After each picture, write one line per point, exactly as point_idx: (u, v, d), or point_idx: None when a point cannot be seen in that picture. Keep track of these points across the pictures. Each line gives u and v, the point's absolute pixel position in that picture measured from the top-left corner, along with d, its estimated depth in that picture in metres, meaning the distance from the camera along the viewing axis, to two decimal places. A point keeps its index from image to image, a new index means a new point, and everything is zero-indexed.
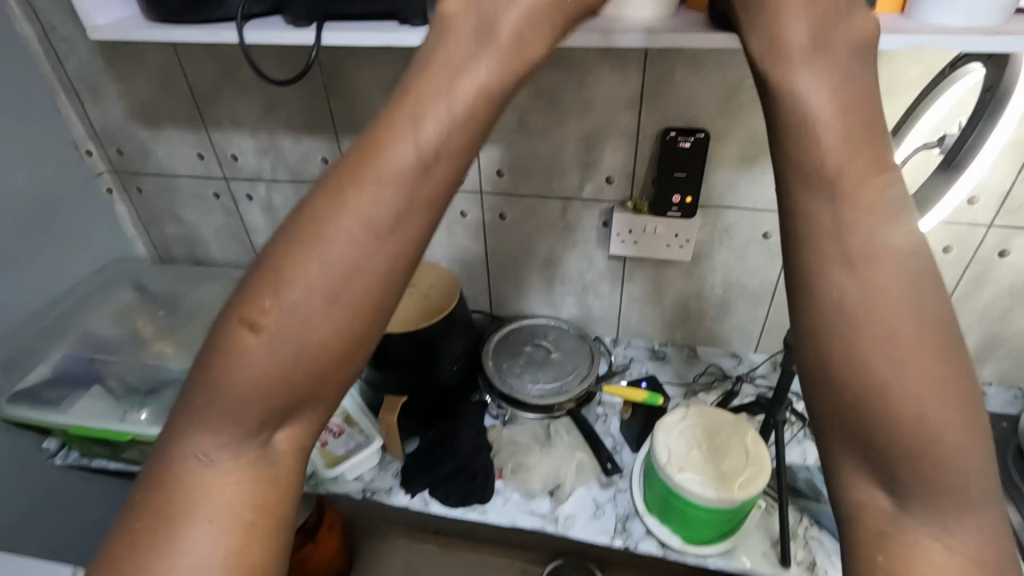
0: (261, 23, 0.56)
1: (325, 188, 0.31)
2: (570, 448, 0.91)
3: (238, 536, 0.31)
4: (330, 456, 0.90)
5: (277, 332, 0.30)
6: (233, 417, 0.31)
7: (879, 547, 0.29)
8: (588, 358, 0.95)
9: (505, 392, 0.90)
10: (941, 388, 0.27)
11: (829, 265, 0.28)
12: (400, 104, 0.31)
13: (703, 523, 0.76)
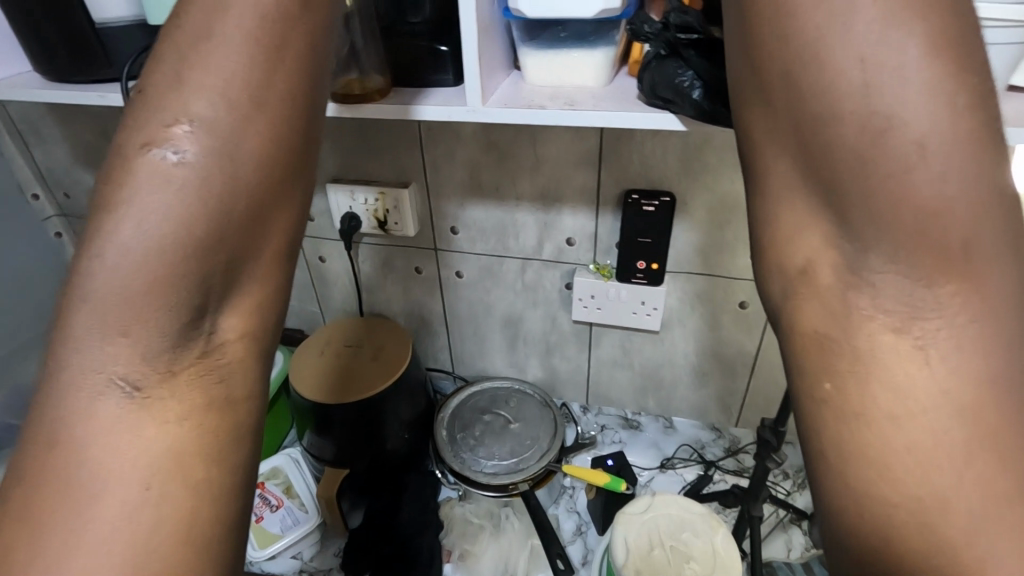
0: (145, 85, 0.58)
1: (186, 82, 0.35)
2: (525, 532, 0.83)
3: (172, 499, 0.34)
4: (264, 534, 0.82)
5: (177, 215, 0.34)
6: (149, 309, 0.34)
7: (835, 339, 0.35)
8: (550, 429, 0.87)
9: (456, 469, 0.81)
10: (952, 183, 0.31)
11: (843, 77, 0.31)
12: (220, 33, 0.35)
13: None
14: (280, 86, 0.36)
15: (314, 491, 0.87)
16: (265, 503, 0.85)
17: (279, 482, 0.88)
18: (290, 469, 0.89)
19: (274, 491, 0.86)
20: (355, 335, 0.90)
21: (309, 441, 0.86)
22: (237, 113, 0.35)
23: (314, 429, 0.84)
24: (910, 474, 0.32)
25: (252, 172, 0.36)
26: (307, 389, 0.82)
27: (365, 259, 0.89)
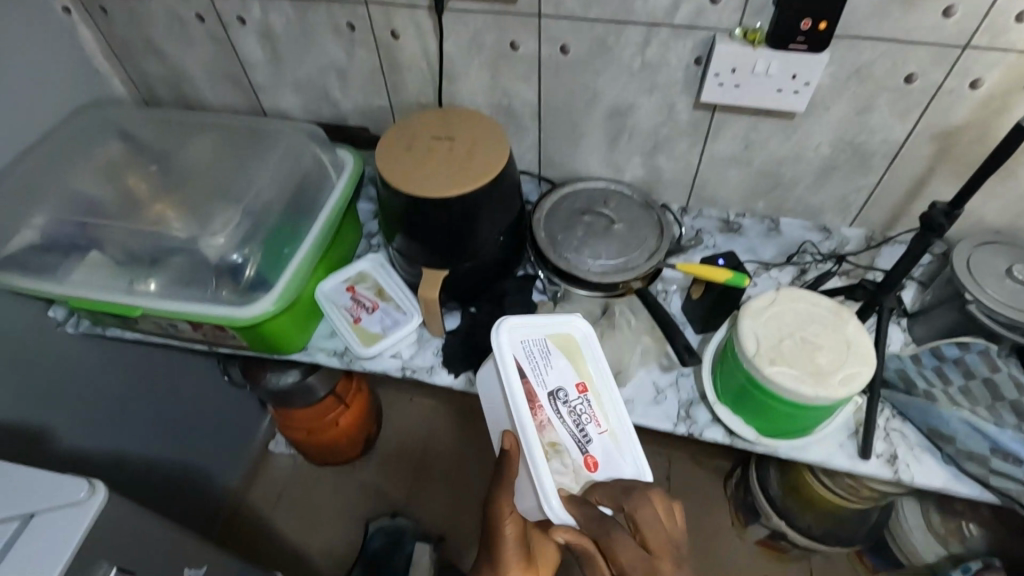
0: None
1: None
2: (637, 331, 0.82)
3: None
4: (366, 334, 0.82)
5: None
6: None
7: None
8: (656, 230, 0.82)
9: (562, 268, 0.78)
10: None
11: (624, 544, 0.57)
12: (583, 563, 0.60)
13: (784, 418, 0.68)
14: None
15: (411, 296, 0.86)
16: (359, 305, 0.84)
17: (371, 287, 0.86)
18: (380, 274, 0.87)
19: (367, 296, 0.85)
20: (439, 127, 0.80)
21: (397, 242, 0.81)
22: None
23: (405, 228, 0.78)
24: None
25: None
26: (402, 184, 0.74)
27: (450, 33, 0.75)
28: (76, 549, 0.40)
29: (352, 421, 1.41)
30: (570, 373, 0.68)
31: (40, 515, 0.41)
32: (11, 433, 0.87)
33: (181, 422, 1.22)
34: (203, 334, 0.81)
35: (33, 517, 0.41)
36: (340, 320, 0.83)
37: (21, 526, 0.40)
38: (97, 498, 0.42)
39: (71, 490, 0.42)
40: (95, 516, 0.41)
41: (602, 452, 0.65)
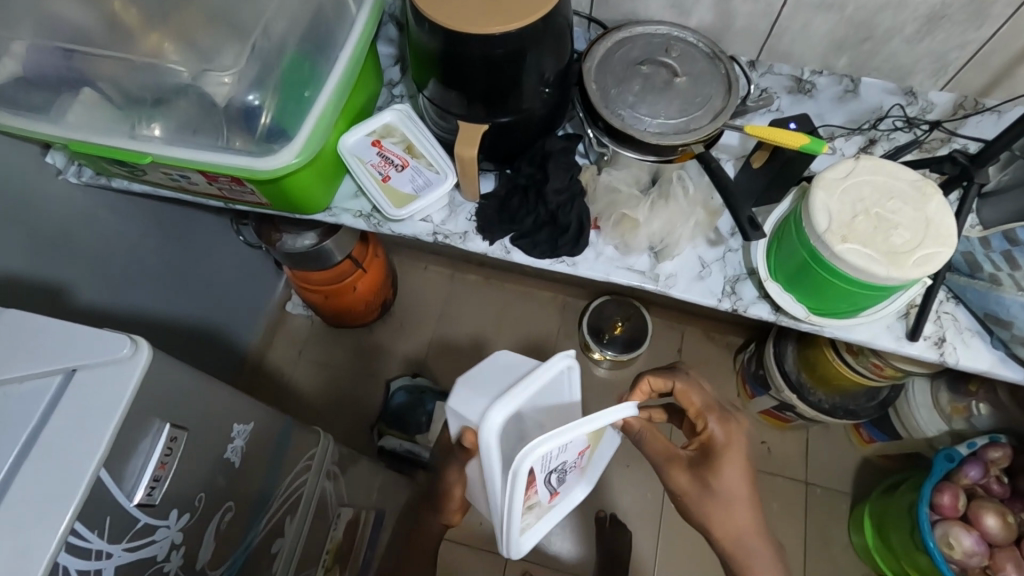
0: None
1: (681, 486, 0.67)
2: (691, 200, 0.76)
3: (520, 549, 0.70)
4: (396, 194, 0.76)
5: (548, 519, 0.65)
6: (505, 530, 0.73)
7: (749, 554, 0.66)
8: (723, 87, 0.72)
9: (616, 127, 0.69)
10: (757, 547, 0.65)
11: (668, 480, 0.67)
12: (675, 483, 0.67)
13: (843, 296, 0.65)
14: (732, 482, 0.64)
15: (444, 154, 0.78)
16: (387, 163, 0.77)
17: (398, 142, 0.78)
18: (408, 128, 0.79)
19: (396, 153, 0.78)
20: None
21: (430, 90, 0.72)
22: (668, 456, 0.67)
23: (439, 73, 0.68)
24: (714, 528, 0.66)
25: (691, 483, 0.66)
26: (436, 15, 0.63)
27: None
28: (128, 403, 0.38)
29: (368, 286, 1.39)
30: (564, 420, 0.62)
31: (82, 371, 0.38)
32: (28, 286, 0.84)
33: (198, 281, 1.20)
34: (219, 188, 0.75)
35: (75, 373, 0.38)
36: (367, 178, 0.76)
37: (66, 381, 0.38)
38: (140, 357, 0.38)
39: (111, 346, 0.38)
40: (143, 373, 0.39)
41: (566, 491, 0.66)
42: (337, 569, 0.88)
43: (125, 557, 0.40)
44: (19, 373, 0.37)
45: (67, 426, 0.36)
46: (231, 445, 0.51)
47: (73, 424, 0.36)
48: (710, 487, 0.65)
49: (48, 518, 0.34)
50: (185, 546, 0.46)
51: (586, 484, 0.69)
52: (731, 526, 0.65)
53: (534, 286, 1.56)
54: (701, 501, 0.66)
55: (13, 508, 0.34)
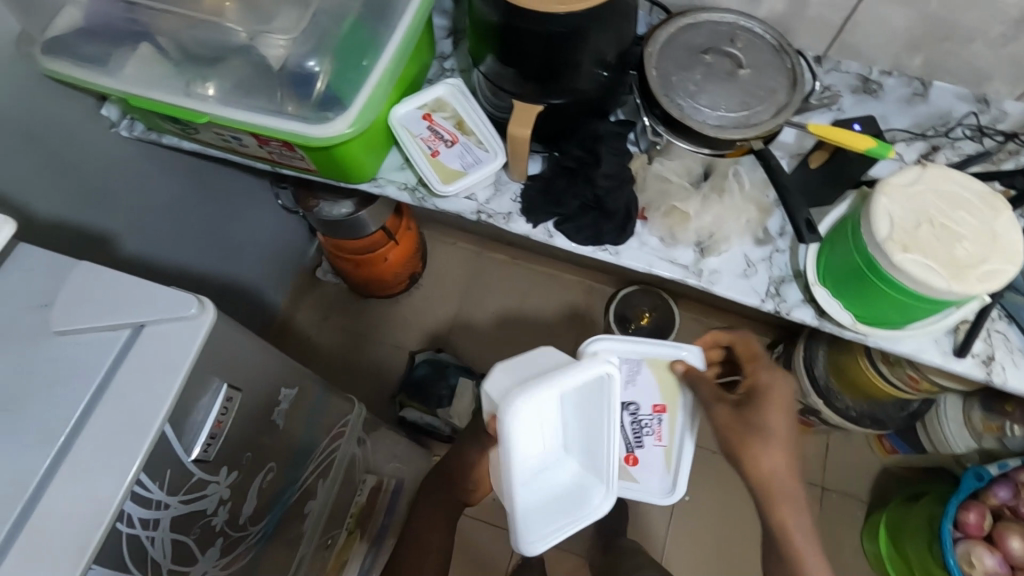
0: None
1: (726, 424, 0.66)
2: (744, 195, 0.74)
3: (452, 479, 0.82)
4: (444, 169, 0.75)
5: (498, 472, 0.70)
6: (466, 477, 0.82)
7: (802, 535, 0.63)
8: (787, 82, 0.69)
9: (675, 116, 0.68)
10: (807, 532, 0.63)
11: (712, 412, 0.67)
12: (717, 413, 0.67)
13: (894, 306, 0.64)
14: (781, 423, 0.66)
15: (495, 132, 0.77)
16: (437, 138, 0.77)
17: (449, 118, 0.78)
18: (459, 104, 0.78)
19: (446, 129, 0.77)
20: None
21: (487, 65, 0.71)
22: (749, 392, 0.68)
23: (500, 48, 0.67)
24: (756, 478, 0.64)
25: (720, 422, 0.66)
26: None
27: None
28: (193, 362, 0.38)
29: (400, 257, 1.40)
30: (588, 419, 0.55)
31: (150, 327, 0.38)
32: (77, 234, 0.86)
33: (235, 240, 1.22)
34: (269, 151, 0.76)
35: (143, 328, 0.38)
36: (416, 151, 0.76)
37: (134, 335, 0.38)
38: (206, 317, 0.39)
39: (178, 305, 0.38)
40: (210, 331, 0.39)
41: (648, 458, 0.71)
42: (357, 533, 0.91)
43: (180, 508, 0.41)
44: (88, 325, 0.38)
45: (136, 380, 0.37)
46: (278, 408, 0.53)
47: (143, 378, 0.37)
48: (766, 428, 0.65)
49: (116, 467, 0.36)
50: (232, 502, 0.47)
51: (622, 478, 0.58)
52: (764, 459, 0.64)
53: (564, 270, 1.55)
54: (738, 436, 0.65)
55: (85, 454, 0.36)
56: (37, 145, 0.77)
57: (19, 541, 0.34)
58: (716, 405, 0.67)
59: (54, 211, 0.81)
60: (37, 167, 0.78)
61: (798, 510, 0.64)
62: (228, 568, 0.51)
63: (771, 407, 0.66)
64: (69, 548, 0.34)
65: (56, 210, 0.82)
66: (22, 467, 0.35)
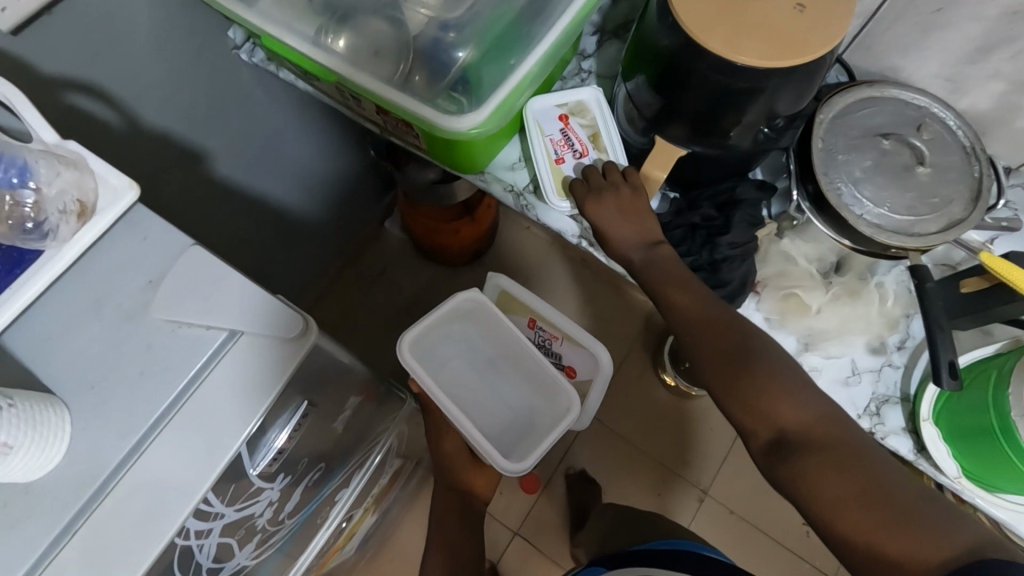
0: None
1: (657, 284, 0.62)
2: (881, 312, 0.68)
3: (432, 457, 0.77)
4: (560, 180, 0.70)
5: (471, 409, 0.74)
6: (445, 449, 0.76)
7: (805, 433, 0.52)
8: (968, 194, 0.61)
9: (829, 200, 0.60)
10: (812, 419, 0.53)
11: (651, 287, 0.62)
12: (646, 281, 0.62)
13: (1014, 475, 0.57)
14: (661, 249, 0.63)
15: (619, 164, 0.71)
16: (567, 144, 0.71)
17: (588, 127, 0.72)
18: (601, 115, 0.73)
19: (580, 137, 0.71)
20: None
21: (636, 90, 0.65)
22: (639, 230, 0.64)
23: (660, 80, 0.60)
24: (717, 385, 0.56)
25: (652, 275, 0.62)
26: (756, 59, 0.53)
27: None
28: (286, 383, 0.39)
29: (472, 233, 1.36)
30: (485, 344, 0.78)
31: (248, 337, 0.38)
32: (173, 147, 0.84)
33: (319, 177, 1.20)
34: (384, 121, 0.72)
35: (239, 335, 0.38)
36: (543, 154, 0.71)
37: (231, 340, 0.38)
38: (306, 340, 0.40)
39: (285, 324, 0.38)
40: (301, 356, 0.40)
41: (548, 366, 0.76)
42: (371, 509, 0.91)
43: (235, 514, 0.42)
44: (184, 321, 0.37)
45: (220, 397, 0.37)
46: (342, 414, 0.54)
47: (229, 397, 0.37)
48: (664, 274, 0.62)
49: (197, 476, 0.36)
50: (279, 503, 0.47)
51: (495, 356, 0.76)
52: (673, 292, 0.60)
53: (630, 287, 1.49)
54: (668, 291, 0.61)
55: (166, 453, 0.36)
56: (159, 53, 0.75)
57: (83, 524, 0.35)
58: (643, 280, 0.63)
59: (158, 120, 0.80)
60: (153, 76, 0.76)
61: (792, 396, 0.53)
62: (260, 555, 0.51)
63: (632, 214, 0.64)
64: (134, 546, 0.35)
65: (160, 120, 0.81)
66: (100, 452, 0.35)
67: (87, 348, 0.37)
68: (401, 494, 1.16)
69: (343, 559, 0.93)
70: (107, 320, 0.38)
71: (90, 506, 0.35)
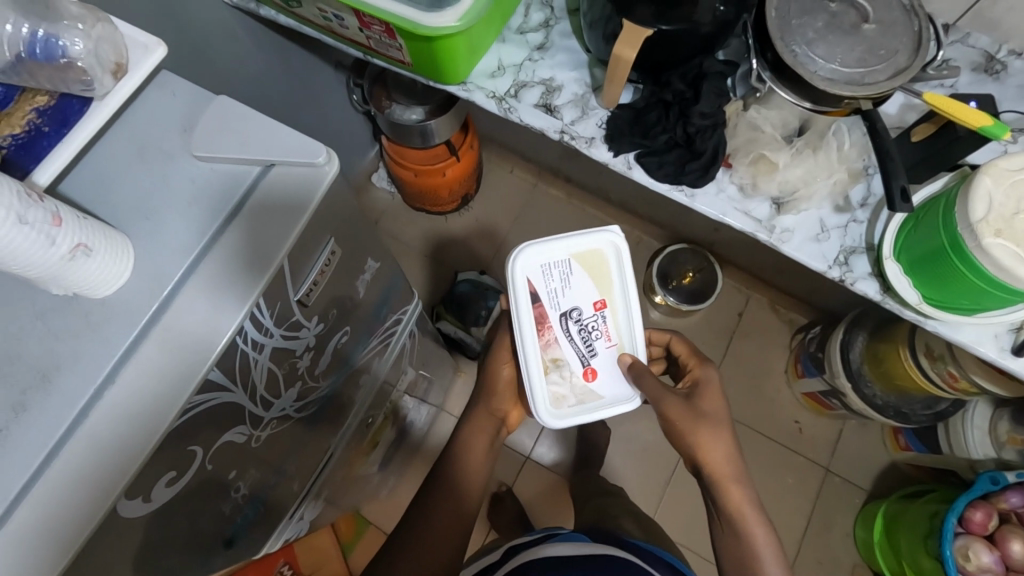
0: None
1: (711, 427, 0.72)
2: (843, 163, 0.74)
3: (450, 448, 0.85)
4: (549, 377, 0.72)
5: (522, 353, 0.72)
6: (477, 434, 0.84)
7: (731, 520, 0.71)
8: (911, 45, 0.66)
9: (788, 63, 0.65)
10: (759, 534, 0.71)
11: (704, 432, 0.71)
12: (706, 431, 0.71)
13: (967, 290, 0.63)
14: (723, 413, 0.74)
15: (596, 284, 0.74)
16: (559, 323, 0.72)
17: (588, 296, 0.74)
18: (611, 278, 0.74)
19: (579, 311, 0.73)
20: None
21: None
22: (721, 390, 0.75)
23: None
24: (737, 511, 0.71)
25: (722, 423, 0.73)
26: None
27: None
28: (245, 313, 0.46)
29: (458, 175, 1.40)
30: (580, 288, 0.74)
31: (280, 166, 0.48)
32: None
33: (305, 127, 1.23)
34: (367, 37, 0.77)
35: (274, 166, 0.49)
36: (533, 333, 0.71)
37: (264, 173, 0.49)
38: (329, 168, 0.49)
39: (310, 153, 0.48)
40: (327, 183, 0.49)
41: (601, 363, 0.74)
42: (390, 423, 0.97)
43: (280, 341, 0.52)
44: (225, 155, 0.48)
45: (208, 289, 0.46)
46: (363, 277, 0.62)
47: (218, 291, 0.46)
48: (696, 429, 0.71)
49: (239, 295, 0.46)
50: (314, 351, 0.58)
51: (580, 302, 0.73)
52: (706, 441, 0.71)
53: (616, 216, 1.56)
54: (720, 440, 0.72)
55: (211, 274, 0.46)
56: None
57: (156, 327, 0.45)
58: (719, 424, 0.72)
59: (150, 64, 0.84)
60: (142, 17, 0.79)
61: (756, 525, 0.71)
62: (302, 411, 0.61)
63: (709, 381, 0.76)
64: (157, 411, 0.43)
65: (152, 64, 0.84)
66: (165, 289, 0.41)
67: (142, 187, 0.48)
68: (416, 421, 1.22)
69: (370, 471, 1.00)
70: (152, 184, 0.48)
71: (154, 319, 0.45)
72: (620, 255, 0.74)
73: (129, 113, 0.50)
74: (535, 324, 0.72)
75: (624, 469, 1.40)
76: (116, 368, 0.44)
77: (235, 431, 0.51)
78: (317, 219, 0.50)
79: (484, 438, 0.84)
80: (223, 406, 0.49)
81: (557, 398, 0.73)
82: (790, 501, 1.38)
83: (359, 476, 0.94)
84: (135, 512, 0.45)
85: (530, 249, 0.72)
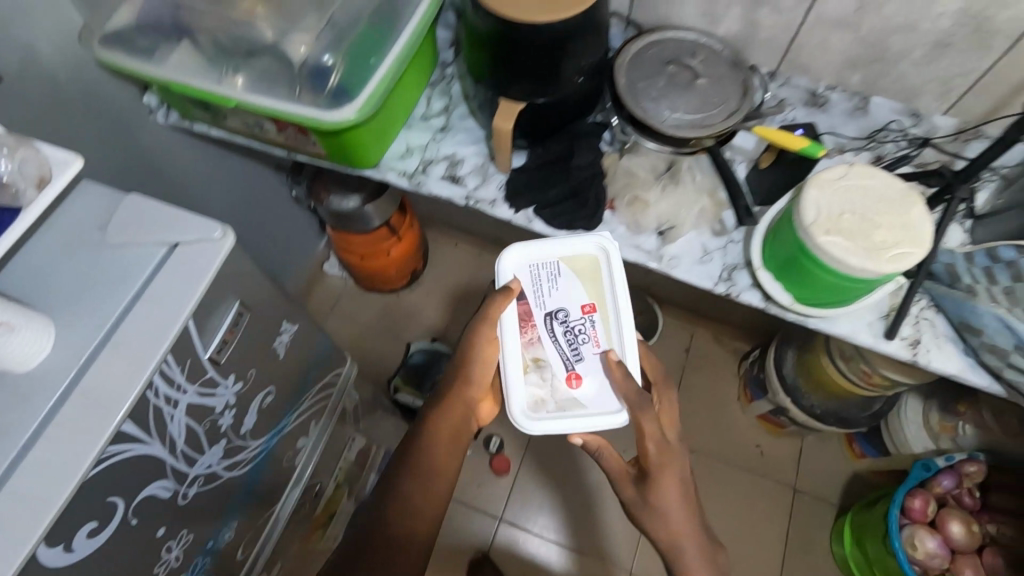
0: None
1: (665, 495, 0.72)
2: (709, 194, 0.85)
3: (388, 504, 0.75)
4: (526, 377, 0.73)
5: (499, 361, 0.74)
6: (428, 484, 0.76)
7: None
8: (740, 91, 0.79)
9: (639, 117, 0.78)
10: None
11: (658, 496, 0.73)
12: (660, 496, 0.73)
13: (824, 286, 0.72)
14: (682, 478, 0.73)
15: (580, 289, 0.77)
16: (540, 324, 0.75)
17: (576, 297, 0.76)
18: (600, 282, 0.77)
19: (567, 311, 0.76)
20: None
21: (489, 82, 0.79)
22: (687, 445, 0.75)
23: (492, 56, 0.76)
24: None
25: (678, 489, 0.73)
26: (511, 15, 0.71)
27: None
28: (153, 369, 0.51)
29: (402, 252, 1.50)
30: (567, 291, 0.77)
31: (184, 246, 0.56)
32: None
33: (252, 226, 1.33)
34: (286, 137, 0.87)
35: (178, 246, 0.56)
36: (514, 329, 0.75)
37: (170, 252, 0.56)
38: (227, 241, 0.56)
39: (208, 229, 0.56)
40: (226, 252, 0.56)
41: (586, 367, 0.74)
42: (347, 492, 0.98)
43: (194, 396, 0.57)
44: (141, 243, 0.56)
45: (120, 353, 0.51)
46: (280, 337, 0.68)
47: (128, 353, 0.51)
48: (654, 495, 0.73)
49: (147, 352, 0.51)
50: (236, 409, 0.63)
51: (566, 304, 0.76)
52: (665, 509, 0.72)
53: None
54: (675, 506, 0.72)
55: (123, 340, 0.52)
56: (87, 124, 0.88)
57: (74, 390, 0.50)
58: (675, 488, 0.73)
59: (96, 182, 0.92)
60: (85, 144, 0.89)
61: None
62: (234, 469, 0.65)
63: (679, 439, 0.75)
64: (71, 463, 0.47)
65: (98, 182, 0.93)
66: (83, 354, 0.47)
67: (68, 275, 0.56)
68: None
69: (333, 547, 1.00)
70: (80, 277, 0.55)
71: (72, 384, 0.51)
72: (610, 258, 0.78)
73: (60, 223, 0.58)
74: (519, 324, 0.75)
75: (601, 518, 1.38)
76: (39, 430, 0.49)
77: (157, 485, 0.55)
78: (222, 284, 0.57)
79: (433, 484, 0.76)
80: (140, 458, 0.53)
81: (534, 403, 0.73)
82: (765, 527, 1.39)
83: (320, 551, 0.95)
84: (56, 561, 0.48)
85: (514, 246, 0.78)
